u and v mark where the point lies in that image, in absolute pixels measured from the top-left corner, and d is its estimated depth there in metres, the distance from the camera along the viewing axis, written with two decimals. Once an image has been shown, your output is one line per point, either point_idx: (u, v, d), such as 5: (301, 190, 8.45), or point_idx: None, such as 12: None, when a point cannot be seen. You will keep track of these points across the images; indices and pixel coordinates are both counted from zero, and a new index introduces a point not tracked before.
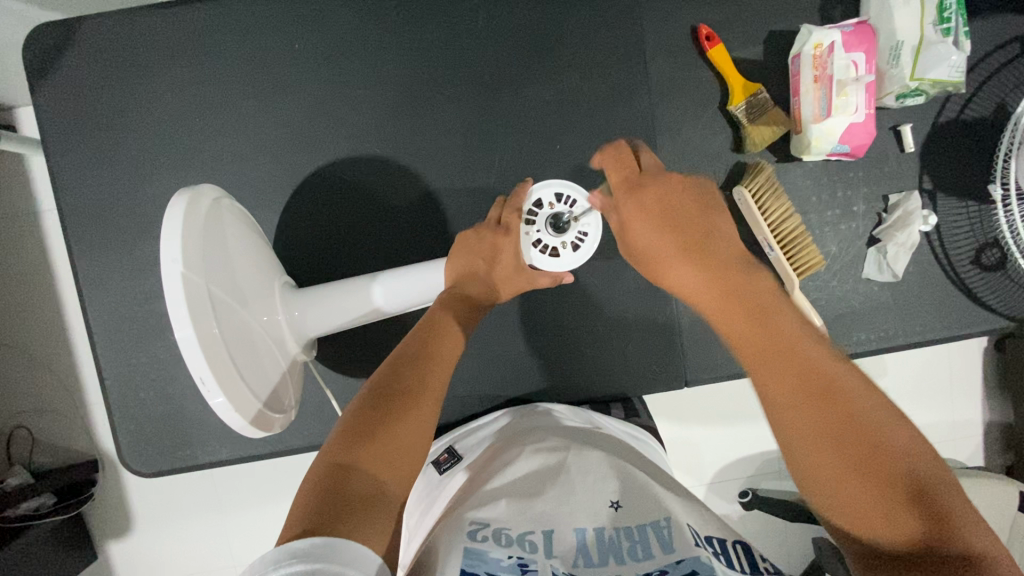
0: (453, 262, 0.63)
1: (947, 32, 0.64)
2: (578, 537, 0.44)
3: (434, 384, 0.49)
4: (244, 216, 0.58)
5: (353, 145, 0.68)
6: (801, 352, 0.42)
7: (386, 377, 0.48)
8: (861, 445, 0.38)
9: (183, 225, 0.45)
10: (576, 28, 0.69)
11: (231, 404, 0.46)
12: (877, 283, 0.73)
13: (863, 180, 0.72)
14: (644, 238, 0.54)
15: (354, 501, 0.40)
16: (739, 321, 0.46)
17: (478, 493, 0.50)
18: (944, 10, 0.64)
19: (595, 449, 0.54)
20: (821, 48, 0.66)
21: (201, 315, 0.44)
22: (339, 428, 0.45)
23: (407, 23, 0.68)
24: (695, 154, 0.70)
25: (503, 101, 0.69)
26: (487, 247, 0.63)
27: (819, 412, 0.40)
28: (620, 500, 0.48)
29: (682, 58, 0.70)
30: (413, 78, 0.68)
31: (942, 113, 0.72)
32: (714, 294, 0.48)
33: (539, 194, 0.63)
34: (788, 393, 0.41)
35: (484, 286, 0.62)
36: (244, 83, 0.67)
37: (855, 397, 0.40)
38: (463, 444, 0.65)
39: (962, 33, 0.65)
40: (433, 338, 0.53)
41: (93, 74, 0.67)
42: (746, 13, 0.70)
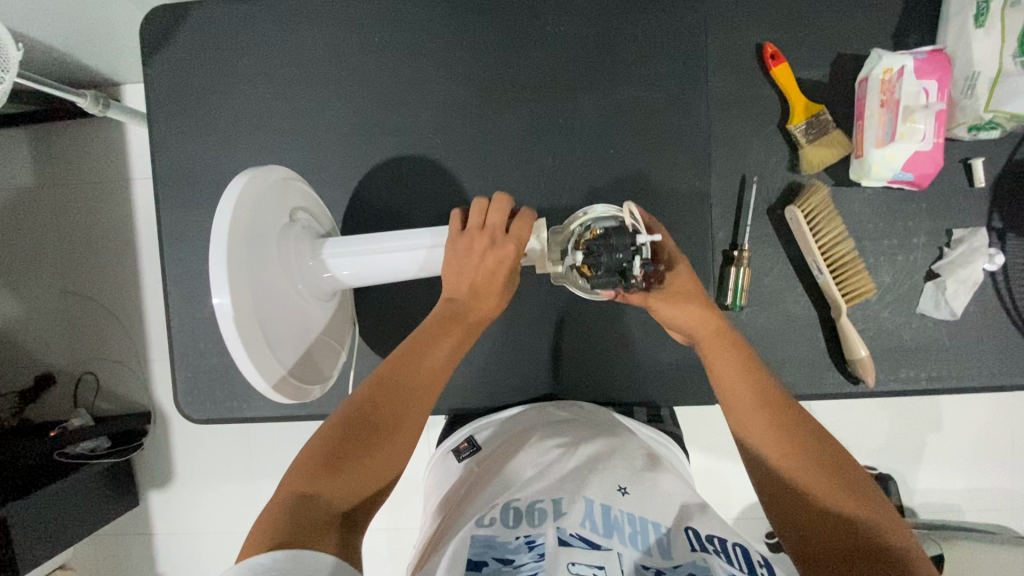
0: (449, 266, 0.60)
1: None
2: (587, 508, 0.46)
3: (411, 412, 0.54)
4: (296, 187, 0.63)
5: (418, 136, 0.73)
6: (782, 417, 0.51)
7: (359, 405, 0.52)
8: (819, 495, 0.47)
9: (231, 214, 0.51)
10: (642, 39, 0.71)
11: (256, 367, 0.51)
12: (933, 320, 0.70)
13: (926, 212, 0.70)
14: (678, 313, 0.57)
15: (309, 520, 0.44)
16: (729, 373, 0.54)
17: (489, 490, 0.52)
18: None
19: (604, 442, 0.56)
20: (891, 72, 0.65)
21: (260, 292, 0.54)
22: (307, 454, 0.49)
23: (480, 25, 0.72)
24: (748, 170, 0.71)
25: (564, 103, 0.71)
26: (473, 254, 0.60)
27: (784, 458, 0.49)
28: (627, 487, 0.49)
29: (745, 75, 0.70)
30: (481, 77, 0.72)
31: (1019, 150, 0.69)
32: (726, 372, 0.55)
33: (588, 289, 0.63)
34: (764, 439, 0.51)
35: (472, 312, 0.60)
36: (327, 69, 0.73)
37: (808, 461, 0.49)
38: (482, 433, 0.67)
39: None
40: (412, 367, 0.55)
41: (195, 52, 0.74)
42: (815, 34, 0.70)
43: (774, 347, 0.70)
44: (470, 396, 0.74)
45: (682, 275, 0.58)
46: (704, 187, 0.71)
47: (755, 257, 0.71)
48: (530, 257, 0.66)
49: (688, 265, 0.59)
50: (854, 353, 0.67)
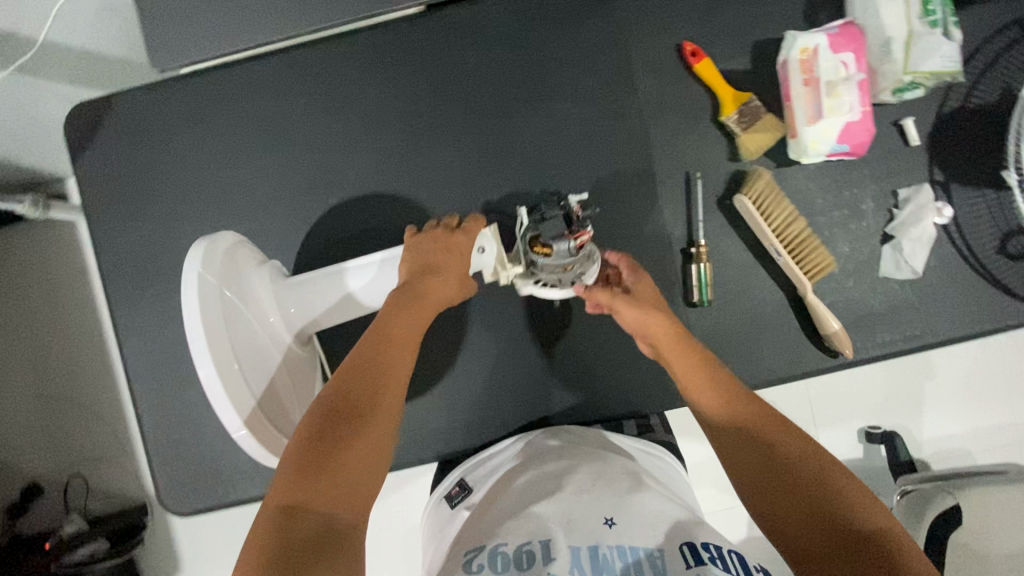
0: (408, 262, 0.63)
1: (934, 24, 0.64)
2: (573, 553, 0.45)
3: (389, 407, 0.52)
4: (247, 251, 0.64)
5: (362, 188, 0.72)
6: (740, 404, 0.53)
7: (334, 405, 0.50)
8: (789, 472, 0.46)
9: (199, 289, 0.51)
10: (565, 56, 0.71)
11: (250, 432, 0.51)
12: (897, 281, 0.71)
13: (870, 178, 0.71)
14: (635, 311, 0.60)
15: (301, 537, 0.43)
16: (686, 364, 0.57)
17: (481, 525, 0.52)
18: (929, 2, 0.65)
19: (588, 468, 0.55)
20: (807, 52, 0.66)
21: (243, 360, 0.54)
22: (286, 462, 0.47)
23: (404, 68, 0.72)
24: (690, 167, 0.71)
25: (501, 133, 0.72)
26: (429, 246, 0.63)
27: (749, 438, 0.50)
28: (614, 517, 0.48)
29: (671, 76, 0.71)
30: (414, 121, 0.72)
31: (945, 103, 0.71)
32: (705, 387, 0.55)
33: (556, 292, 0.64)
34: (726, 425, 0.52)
35: (437, 297, 0.61)
36: (261, 137, 0.72)
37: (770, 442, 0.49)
38: (473, 473, 0.67)
39: (951, 24, 0.65)
40: (384, 360, 0.54)
41: (124, 142, 0.73)
42: (730, 25, 0.71)
43: (749, 335, 0.70)
44: (459, 438, 0.73)
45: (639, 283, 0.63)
46: (651, 190, 0.71)
47: (714, 250, 0.71)
48: (488, 263, 0.67)
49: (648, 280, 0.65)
50: (828, 328, 0.67)
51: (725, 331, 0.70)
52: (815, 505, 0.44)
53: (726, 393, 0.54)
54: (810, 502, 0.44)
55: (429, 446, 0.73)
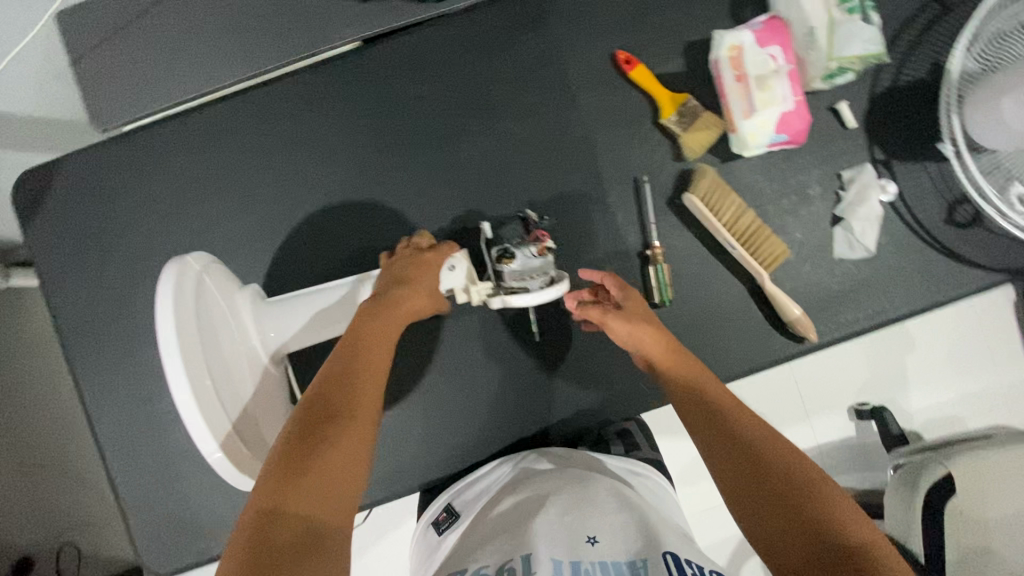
0: (384, 279, 0.64)
1: (851, 11, 0.67)
2: (555, 567, 0.45)
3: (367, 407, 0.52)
4: (219, 268, 0.60)
5: (316, 226, 0.72)
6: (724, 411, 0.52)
7: (309, 407, 0.50)
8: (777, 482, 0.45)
9: (176, 297, 0.49)
10: (504, 77, 0.73)
11: (228, 457, 0.48)
12: (852, 261, 0.72)
13: (813, 163, 0.72)
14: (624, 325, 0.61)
15: (281, 540, 0.42)
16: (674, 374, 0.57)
17: (466, 547, 0.53)
18: None
19: (569, 488, 0.55)
20: (736, 48, 0.68)
21: (218, 380, 0.52)
22: (266, 468, 0.46)
23: (347, 104, 0.73)
24: (638, 172, 0.72)
25: (449, 157, 0.72)
26: (404, 265, 0.65)
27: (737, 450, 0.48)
28: (597, 535, 0.48)
29: (609, 84, 0.72)
30: (361, 156, 0.73)
31: (877, 84, 0.72)
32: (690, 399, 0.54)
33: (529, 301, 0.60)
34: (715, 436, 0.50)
35: (405, 304, 0.61)
36: (212, 186, 0.73)
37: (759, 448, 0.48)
38: (460, 498, 0.66)
39: (868, 9, 0.67)
40: (351, 370, 0.54)
41: (74, 205, 0.73)
42: (661, 30, 0.72)
43: (714, 330, 0.71)
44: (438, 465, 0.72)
45: (631, 300, 0.64)
46: (602, 198, 0.72)
47: (670, 250, 0.72)
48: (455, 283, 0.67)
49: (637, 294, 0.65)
50: (790, 314, 0.68)
51: (691, 329, 0.71)
52: (802, 517, 0.43)
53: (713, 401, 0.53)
54: (799, 514, 0.43)
55: (409, 476, 0.73)
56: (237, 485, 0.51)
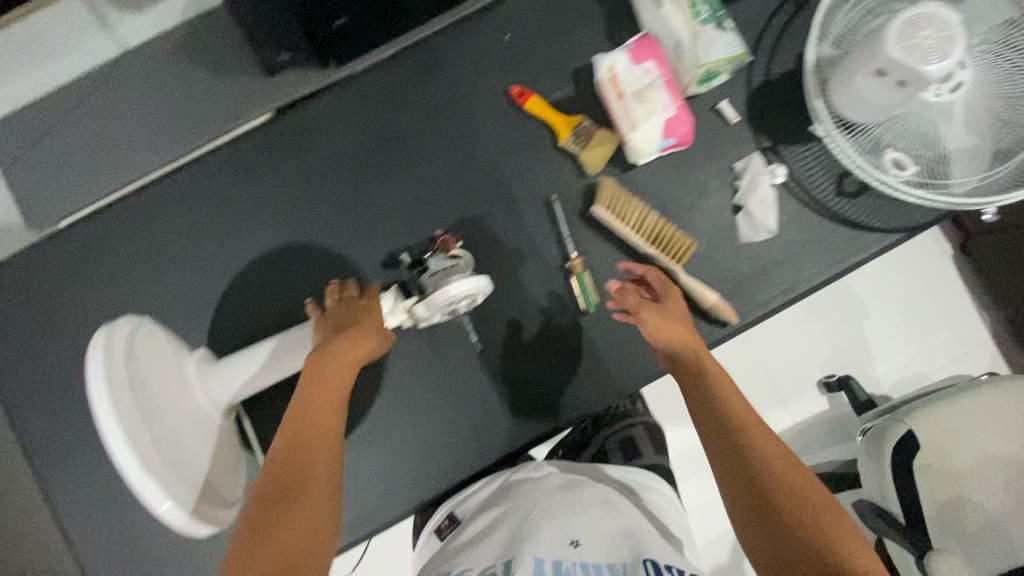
0: (330, 324, 0.66)
1: (705, 21, 0.73)
2: (537, 567, 0.52)
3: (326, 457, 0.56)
4: (155, 330, 0.61)
5: (253, 289, 0.76)
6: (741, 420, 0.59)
7: (282, 462, 0.54)
8: (773, 492, 0.53)
9: (106, 371, 0.49)
10: (411, 126, 0.78)
11: (176, 506, 0.49)
12: (758, 244, 0.77)
13: (706, 160, 0.78)
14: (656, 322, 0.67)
15: None
16: (700, 376, 0.64)
17: (456, 546, 0.59)
18: (694, 6, 0.73)
19: (563, 495, 0.60)
20: (613, 68, 0.74)
21: (159, 436, 0.52)
22: (246, 517, 0.51)
23: (269, 172, 0.78)
24: (547, 193, 0.78)
25: (370, 206, 0.77)
26: (345, 310, 0.67)
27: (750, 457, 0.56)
28: (580, 538, 0.55)
29: (508, 118, 0.78)
30: (288, 216, 0.77)
31: (751, 80, 0.79)
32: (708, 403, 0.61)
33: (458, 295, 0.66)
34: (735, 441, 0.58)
35: (354, 350, 0.63)
36: (149, 267, 0.76)
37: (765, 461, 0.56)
38: (461, 507, 0.69)
39: (720, 15, 0.73)
40: (327, 424, 0.58)
41: (18, 306, 0.76)
42: (546, 62, 0.79)
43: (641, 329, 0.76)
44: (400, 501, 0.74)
45: (672, 298, 0.70)
46: (518, 221, 0.77)
47: (588, 260, 0.76)
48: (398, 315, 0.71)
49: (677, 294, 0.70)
50: (706, 301, 0.72)
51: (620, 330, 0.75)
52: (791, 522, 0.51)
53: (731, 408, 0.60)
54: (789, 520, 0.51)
55: (372, 519, 0.74)
56: (189, 533, 0.51)
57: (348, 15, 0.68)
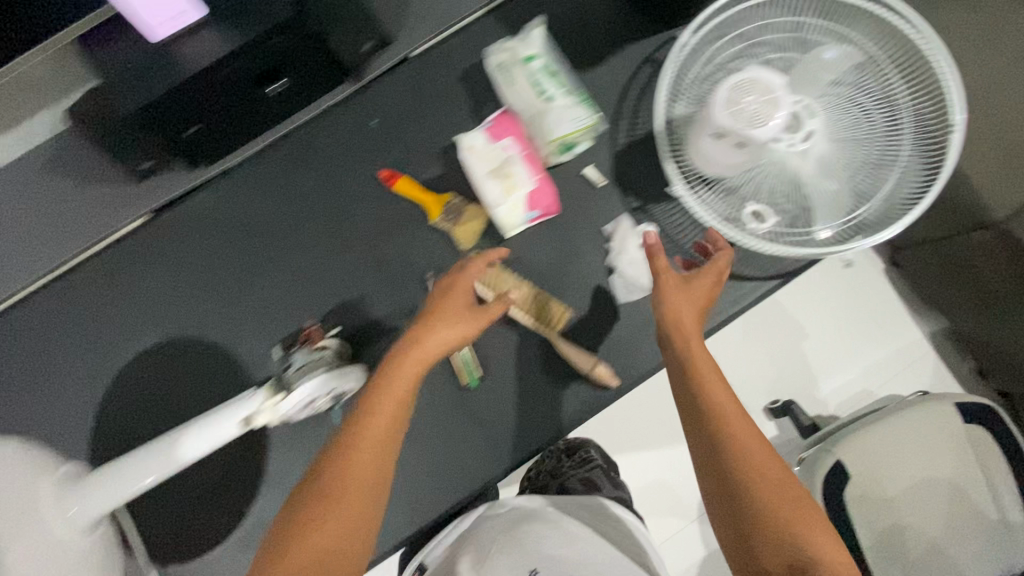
0: (444, 313, 0.67)
1: (550, 97, 0.74)
2: None
3: (352, 488, 0.55)
4: (8, 450, 0.59)
5: (138, 391, 0.76)
6: (741, 416, 0.60)
7: (323, 487, 0.55)
8: (771, 486, 0.55)
9: None
10: (286, 215, 0.79)
11: None
12: (634, 303, 0.78)
13: (577, 225, 0.79)
14: (679, 302, 0.67)
15: None
16: (709, 363, 0.63)
17: None
18: (538, 83, 0.75)
19: (515, 531, 0.68)
20: (474, 147, 0.76)
21: None
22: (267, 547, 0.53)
23: (148, 273, 0.78)
24: (424, 270, 0.79)
25: (251, 297, 0.78)
26: (459, 295, 0.68)
27: (757, 449, 0.57)
28: (537, 569, 0.62)
29: (381, 199, 0.80)
30: (169, 318, 0.78)
31: (616, 143, 0.80)
32: (722, 390, 0.61)
33: (329, 383, 0.69)
34: (741, 430, 0.58)
35: (422, 348, 0.64)
36: (31, 379, 0.76)
37: (762, 458, 0.57)
38: (431, 555, 0.74)
39: (565, 90, 0.75)
40: (372, 444, 0.58)
41: None
42: (415, 142, 0.81)
43: (527, 399, 0.76)
44: None
45: (698, 280, 0.70)
46: (397, 300, 0.78)
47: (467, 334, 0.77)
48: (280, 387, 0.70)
49: (706, 277, 0.70)
50: (583, 367, 0.75)
51: (507, 399, 0.76)
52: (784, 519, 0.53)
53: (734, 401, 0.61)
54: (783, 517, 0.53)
55: None
56: None
57: (200, 122, 0.70)
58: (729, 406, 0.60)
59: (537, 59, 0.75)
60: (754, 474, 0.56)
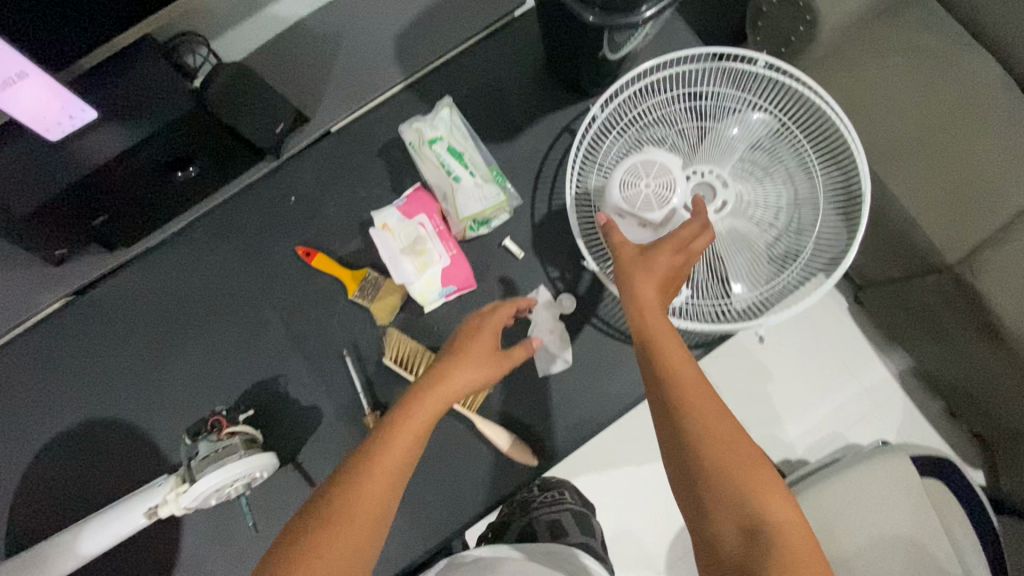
0: (472, 364, 0.59)
1: (457, 177, 0.75)
2: None
3: (337, 532, 0.45)
4: None
5: (47, 481, 0.75)
6: (708, 390, 0.52)
7: (300, 530, 0.46)
8: (739, 464, 0.48)
9: None
10: (205, 294, 0.79)
11: None
12: (556, 376, 0.77)
13: (497, 297, 0.79)
14: (641, 277, 0.59)
15: None
16: (671, 334, 0.56)
17: None
18: (446, 164, 0.75)
19: None
20: (388, 225, 0.76)
21: None
22: None
23: (62, 357, 0.78)
24: (342, 347, 0.78)
25: (166, 378, 0.77)
26: (473, 344, 0.61)
27: (721, 424, 0.50)
28: None
29: (300, 275, 0.80)
30: (82, 403, 0.77)
31: (536, 213, 0.80)
32: (686, 365, 0.54)
33: (236, 474, 0.66)
34: (706, 405, 0.51)
35: (431, 405, 0.55)
36: None
37: (730, 433, 0.50)
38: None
39: (473, 169, 0.76)
40: (361, 482, 0.48)
41: None
42: (335, 218, 0.81)
43: (450, 476, 0.76)
44: None
45: (659, 250, 0.60)
46: (315, 379, 0.77)
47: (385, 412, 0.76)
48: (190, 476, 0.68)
49: (671, 241, 0.61)
50: (501, 447, 0.73)
51: (429, 476, 0.76)
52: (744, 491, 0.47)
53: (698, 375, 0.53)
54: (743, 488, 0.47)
55: None
56: None
57: (107, 214, 0.71)
58: (693, 379, 0.52)
59: (442, 140, 0.76)
60: (718, 450, 0.48)
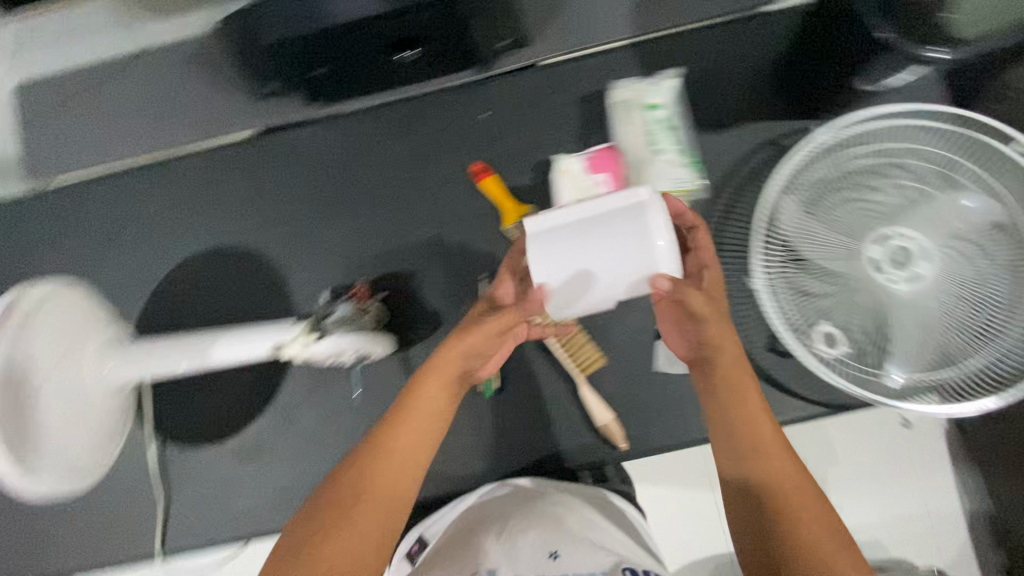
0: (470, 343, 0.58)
1: (660, 150, 0.76)
2: None
3: (377, 483, 0.54)
4: (86, 294, 0.67)
5: (193, 282, 0.82)
6: (786, 463, 0.55)
7: (343, 472, 0.55)
8: (816, 535, 0.50)
9: None
10: (375, 172, 0.82)
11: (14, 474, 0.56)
12: (672, 374, 0.76)
13: None
14: (728, 349, 0.59)
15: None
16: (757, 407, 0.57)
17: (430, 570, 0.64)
18: (654, 133, 0.76)
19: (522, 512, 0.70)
20: (569, 171, 0.76)
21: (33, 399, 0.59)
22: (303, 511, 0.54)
23: (238, 180, 0.83)
24: (481, 268, 0.79)
25: (318, 234, 0.82)
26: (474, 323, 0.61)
27: (797, 497, 0.53)
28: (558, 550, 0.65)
29: (466, 187, 0.81)
30: (241, 227, 0.83)
31: (710, 213, 0.78)
32: (768, 438, 0.56)
33: (356, 342, 0.71)
34: (786, 476, 0.54)
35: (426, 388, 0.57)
36: (114, 239, 0.84)
37: (804, 503, 0.52)
38: (432, 528, 0.74)
39: (676, 148, 0.76)
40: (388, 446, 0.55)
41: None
42: (518, 146, 0.81)
43: (535, 425, 0.77)
44: (266, 517, 0.77)
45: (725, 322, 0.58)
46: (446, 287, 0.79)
47: None
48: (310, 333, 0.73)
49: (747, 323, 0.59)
50: (598, 418, 0.74)
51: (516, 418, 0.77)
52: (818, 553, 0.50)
53: (780, 449, 0.55)
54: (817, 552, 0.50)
55: (238, 526, 0.77)
56: (25, 492, 0.58)
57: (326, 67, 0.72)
58: (774, 453, 0.55)
59: (661, 109, 0.77)
60: (791, 517, 0.52)
